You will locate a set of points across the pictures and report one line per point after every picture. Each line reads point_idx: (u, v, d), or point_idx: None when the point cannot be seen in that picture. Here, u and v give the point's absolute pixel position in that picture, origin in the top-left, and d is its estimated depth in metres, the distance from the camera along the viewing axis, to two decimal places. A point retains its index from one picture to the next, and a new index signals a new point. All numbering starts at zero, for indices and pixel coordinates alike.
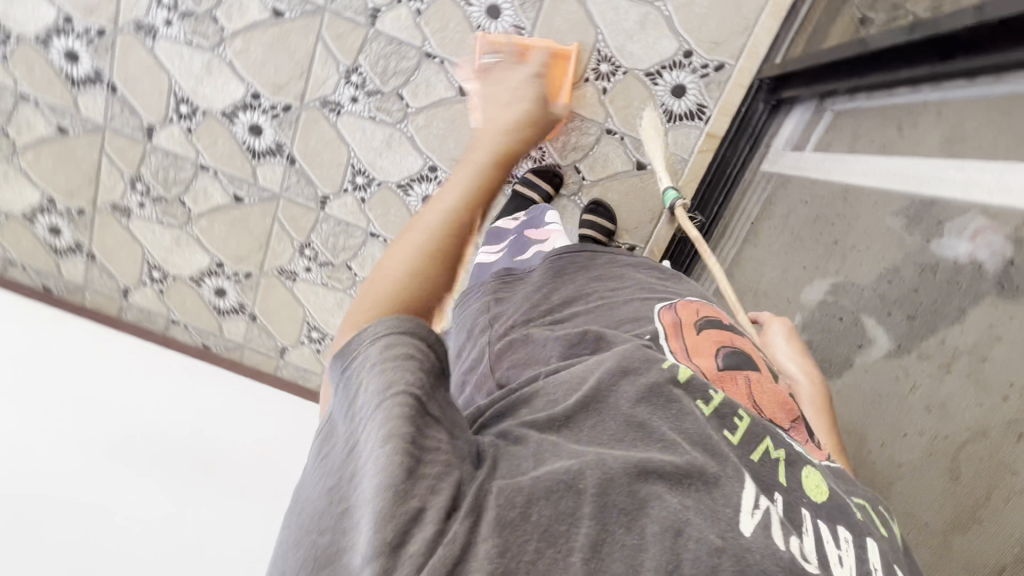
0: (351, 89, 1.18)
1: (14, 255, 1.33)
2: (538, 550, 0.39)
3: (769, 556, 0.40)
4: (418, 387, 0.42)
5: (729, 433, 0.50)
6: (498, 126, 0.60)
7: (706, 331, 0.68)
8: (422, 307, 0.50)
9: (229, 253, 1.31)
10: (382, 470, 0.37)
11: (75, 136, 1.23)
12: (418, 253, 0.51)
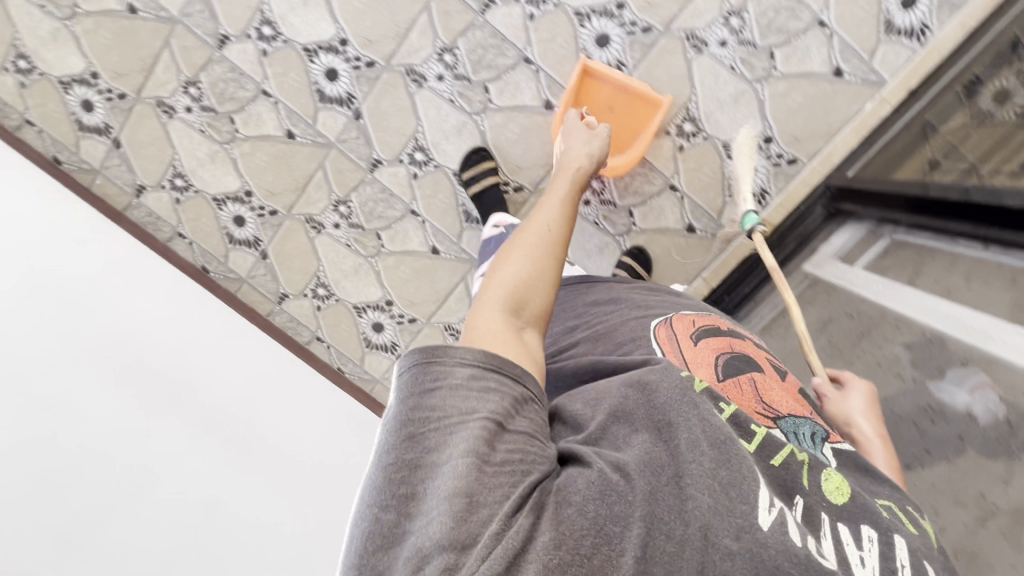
0: (440, 67, 1.16)
1: (35, 117, 1.26)
2: (595, 546, 0.41)
3: (783, 554, 0.42)
4: (499, 411, 0.46)
5: (746, 441, 0.52)
6: (576, 166, 0.74)
7: (703, 341, 0.70)
8: (546, 285, 0.57)
9: (262, 185, 1.27)
10: (460, 480, 0.41)
11: (143, 20, 1.18)
12: (536, 247, 0.59)
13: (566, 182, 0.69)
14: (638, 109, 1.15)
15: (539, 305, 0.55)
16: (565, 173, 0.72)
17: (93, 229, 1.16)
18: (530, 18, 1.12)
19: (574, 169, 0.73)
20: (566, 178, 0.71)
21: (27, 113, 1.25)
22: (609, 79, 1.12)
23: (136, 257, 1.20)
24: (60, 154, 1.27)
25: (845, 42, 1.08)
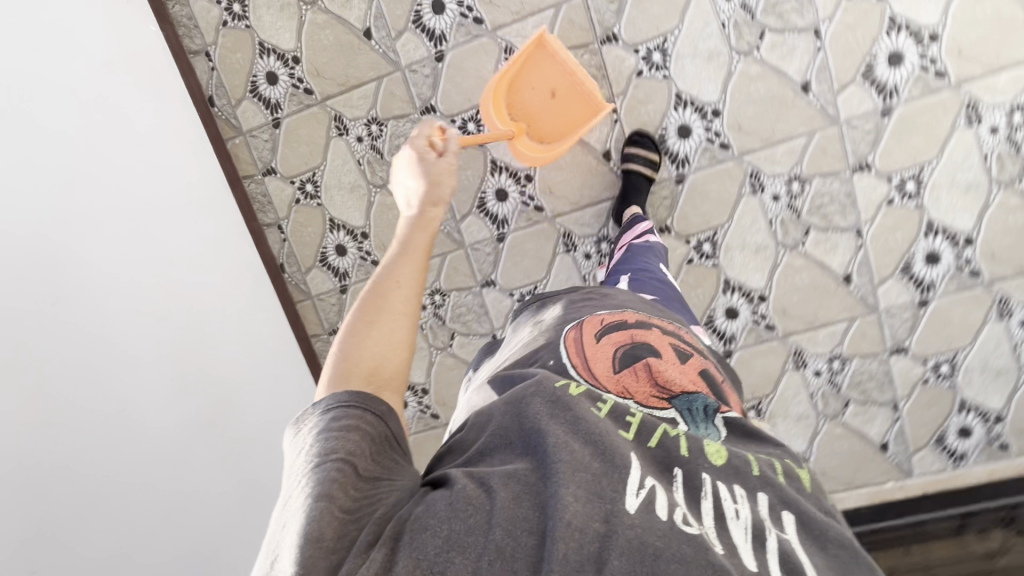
0: (593, 249, 1.24)
1: (216, 56, 1.24)
2: (447, 560, 0.44)
3: (647, 535, 0.44)
4: (350, 453, 0.53)
5: (623, 430, 0.54)
6: (422, 212, 0.78)
7: (604, 335, 0.68)
8: (387, 349, 0.65)
9: (381, 237, 1.29)
10: (303, 517, 0.48)
11: (370, 49, 1.19)
12: (378, 318, 0.67)
13: (417, 237, 0.75)
14: (581, 105, 1.12)
15: (388, 367, 0.64)
16: (410, 225, 0.77)
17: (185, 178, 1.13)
18: (689, 261, 1.20)
19: (422, 218, 0.77)
20: (412, 227, 0.76)
21: (211, 47, 1.24)
22: (559, 61, 1.09)
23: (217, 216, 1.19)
24: (218, 97, 1.26)
25: (903, 431, 1.23)
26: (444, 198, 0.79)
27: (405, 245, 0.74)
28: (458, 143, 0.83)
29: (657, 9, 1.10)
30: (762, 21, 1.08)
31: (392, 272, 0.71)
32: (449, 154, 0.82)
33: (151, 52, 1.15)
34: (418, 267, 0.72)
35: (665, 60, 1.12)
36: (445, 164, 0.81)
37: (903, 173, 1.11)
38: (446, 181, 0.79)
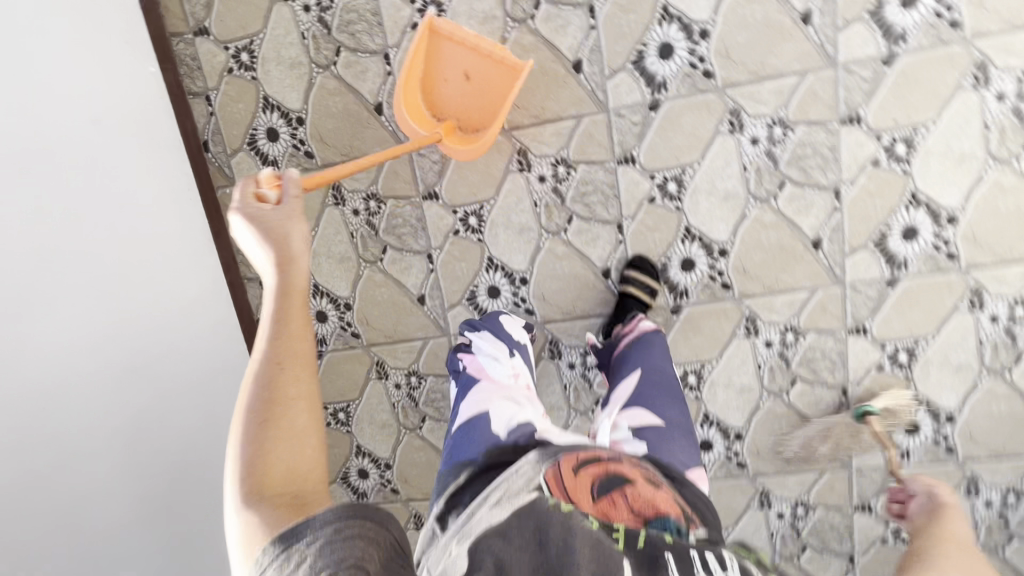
0: (578, 360, 1.21)
1: (217, 101, 1.18)
2: None
3: None
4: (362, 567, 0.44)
5: (615, 536, 0.54)
6: (284, 271, 0.57)
7: (580, 467, 0.64)
8: (304, 444, 0.51)
9: (364, 312, 1.25)
10: None
11: (379, 124, 1.14)
12: (289, 410, 0.51)
13: (290, 303, 0.55)
14: (498, 79, 1.03)
15: (308, 464, 0.51)
16: (279, 288, 0.56)
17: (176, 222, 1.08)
18: None
19: (285, 276, 0.56)
20: (279, 288, 0.56)
21: (212, 92, 1.17)
22: (456, 44, 1.01)
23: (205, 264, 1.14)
24: (213, 143, 1.20)
25: None
26: (303, 250, 0.59)
27: (280, 317, 0.54)
28: (299, 183, 0.65)
29: (680, 139, 1.06)
30: (784, 171, 1.04)
31: (273, 359, 0.53)
32: (289, 199, 0.63)
33: (150, 94, 1.08)
34: (305, 339, 0.55)
35: (679, 191, 1.08)
36: (293, 205, 0.62)
37: (897, 343, 1.09)
38: (299, 227, 0.60)
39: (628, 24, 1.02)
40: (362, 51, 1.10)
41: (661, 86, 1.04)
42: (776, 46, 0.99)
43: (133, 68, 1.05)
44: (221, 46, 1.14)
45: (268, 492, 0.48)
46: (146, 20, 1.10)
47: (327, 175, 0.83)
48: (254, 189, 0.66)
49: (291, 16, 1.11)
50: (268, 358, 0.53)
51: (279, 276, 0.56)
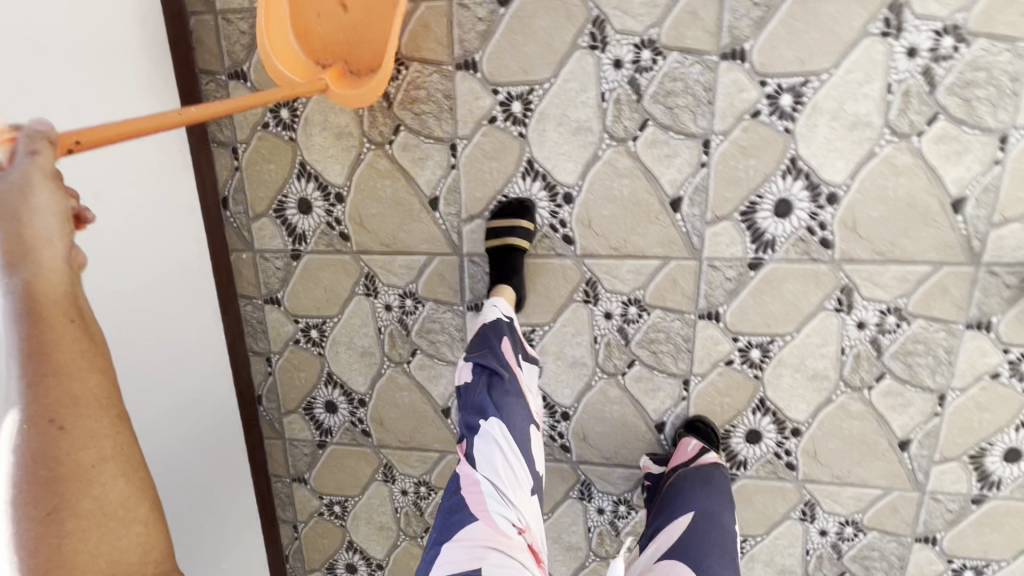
0: (609, 506, 1.09)
1: (244, 157, 1.00)
2: None
3: None
4: None
5: None
6: (23, 272, 0.43)
7: None
8: (106, 509, 0.46)
9: (379, 411, 1.11)
10: None
11: (431, 219, 0.97)
12: (80, 482, 0.44)
13: (46, 320, 0.44)
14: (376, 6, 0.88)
15: (111, 539, 0.46)
16: (18, 301, 0.43)
17: (174, 298, 0.95)
18: None
19: (21, 283, 0.43)
20: (22, 297, 0.43)
21: (240, 146, 0.99)
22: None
23: (202, 337, 1.03)
24: (234, 201, 1.03)
25: None
26: (65, 236, 0.45)
27: (36, 352, 0.43)
28: (49, 135, 0.45)
29: (776, 306, 0.91)
30: (886, 363, 0.91)
31: (36, 395, 0.43)
32: (17, 165, 0.43)
33: (164, 146, 0.92)
34: (76, 352, 0.45)
35: (762, 360, 0.95)
36: (27, 167, 0.44)
37: (966, 560, 0.99)
38: (47, 199, 0.44)
39: (745, 170, 0.86)
40: (425, 135, 0.93)
41: (768, 245, 0.89)
42: (913, 228, 0.85)
43: (149, 117, 0.89)
44: (258, 96, 0.96)
45: (73, 533, 0.44)
46: (173, 56, 0.92)
47: (127, 130, 0.57)
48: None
49: (347, 78, 0.92)
50: (37, 398, 0.44)
51: (14, 284, 0.43)
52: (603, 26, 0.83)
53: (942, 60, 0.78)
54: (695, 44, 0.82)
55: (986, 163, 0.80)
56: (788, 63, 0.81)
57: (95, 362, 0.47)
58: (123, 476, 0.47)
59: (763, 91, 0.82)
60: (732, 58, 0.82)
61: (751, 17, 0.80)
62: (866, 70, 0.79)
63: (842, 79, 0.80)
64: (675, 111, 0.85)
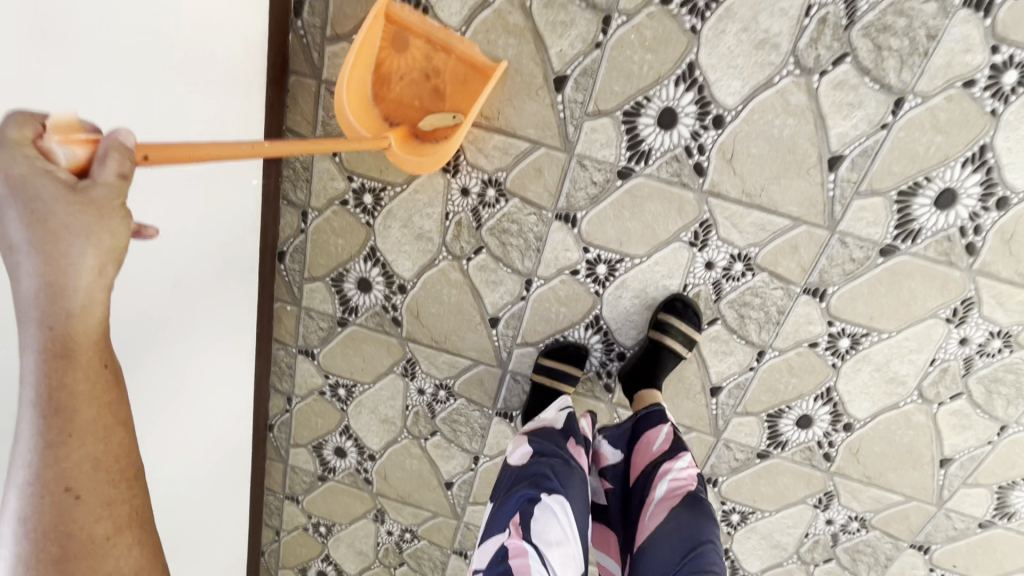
0: None
1: (313, 223, 0.97)
2: None
3: None
4: None
5: None
6: (67, 308, 0.38)
7: None
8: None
9: (386, 468, 1.18)
10: None
11: (487, 333, 1.00)
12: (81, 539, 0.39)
13: (80, 368, 0.39)
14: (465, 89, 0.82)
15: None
16: (54, 343, 0.38)
17: (222, 360, 0.93)
18: None
19: (61, 318, 0.38)
20: (56, 340, 0.38)
21: (312, 212, 0.96)
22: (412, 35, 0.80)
23: (237, 391, 1.02)
24: (290, 258, 1.00)
25: None
26: (114, 261, 0.40)
27: (62, 410, 0.38)
28: (130, 151, 0.40)
29: (767, 490, 1.03)
30: (836, 552, 1.06)
31: (57, 459, 0.38)
32: (100, 180, 0.38)
33: (241, 212, 0.87)
34: (97, 406, 0.40)
35: (738, 522, 1.08)
36: (112, 190, 0.38)
37: None
38: (111, 234, 0.39)
39: (785, 384, 0.94)
40: (504, 264, 0.93)
41: (780, 444, 0.98)
42: (901, 467, 0.96)
43: (230, 188, 0.83)
44: (344, 172, 0.92)
45: None
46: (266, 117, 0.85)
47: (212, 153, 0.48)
48: (29, 142, 0.38)
49: (443, 189, 0.90)
50: (58, 459, 0.38)
51: (54, 317, 0.37)
52: (709, 229, 0.85)
53: (985, 355, 0.86)
54: (785, 272, 0.86)
55: (982, 439, 0.92)
56: (859, 315, 0.87)
57: (117, 414, 0.41)
58: (136, 539, 0.42)
59: (828, 328, 0.88)
60: (813, 294, 0.87)
61: (844, 268, 0.84)
62: (920, 342, 0.87)
63: (897, 341, 0.87)
64: (744, 319, 0.90)
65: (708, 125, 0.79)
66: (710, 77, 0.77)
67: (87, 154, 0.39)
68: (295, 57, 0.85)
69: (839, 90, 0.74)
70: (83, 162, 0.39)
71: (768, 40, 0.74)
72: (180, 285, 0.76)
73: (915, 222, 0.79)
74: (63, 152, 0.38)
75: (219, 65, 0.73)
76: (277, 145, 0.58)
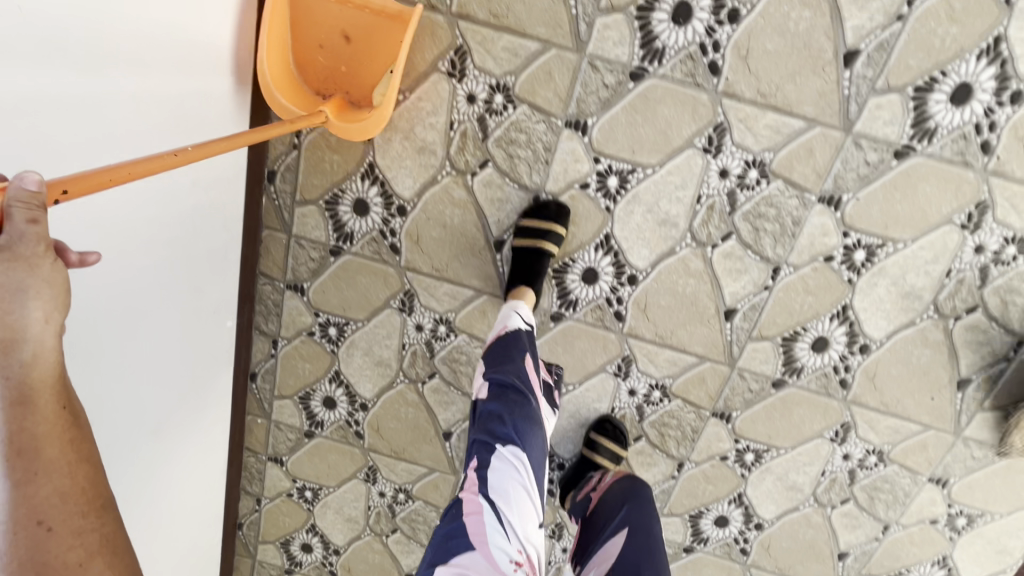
0: None
1: (283, 349, 1.07)
2: None
3: None
4: None
5: None
6: (20, 359, 0.40)
7: None
8: None
9: (350, 562, 1.26)
10: None
11: (441, 445, 1.11)
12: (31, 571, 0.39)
13: (39, 410, 0.41)
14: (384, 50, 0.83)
15: None
16: (14, 392, 0.39)
17: (165, 398, 0.83)
18: None
19: (17, 369, 0.39)
20: (15, 388, 0.39)
21: (281, 341, 1.07)
22: (328, 0, 0.81)
23: (183, 438, 0.92)
24: (262, 378, 1.11)
25: None
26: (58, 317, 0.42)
27: (20, 450, 0.39)
28: (40, 197, 0.39)
29: None
30: None
31: (25, 496, 0.39)
32: (16, 233, 0.38)
33: (190, 235, 0.80)
34: (63, 443, 0.42)
35: None
36: (32, 237, 0.39)
37: None
38: (49, 280, 0.40)
39: (703, 489, 1.07)
40: (455, 387, 1.06)
41: (702, 541, 1.11)
42: (807, 560, 1.09)
43: (173, 204, 0.74)
44: (311, 310, 1.03)
45: None
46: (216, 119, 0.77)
47: (132, 170, 0.48)
48: None
49: (400, 325, 1.02)
50: (28, 492, 0.40)
51: (9, 368, 0.39)
52: (630, 363, 0.99)
53: (865, 468, 1.00)
54: (696, 399, 1.00)
55: (871, 536, 1.06)
56: (760, 434, 1.01)
57: (81, 451, 0.43)
58: (110, 565, 0.43)
59: (735, 444, 1.03)
60: (721, 417, 1.01)
61: (744, 396, 0.99)
62: (811, 457, 1.01)
63: (793, 455, 1.02)
64: (664, 435, 1.04)
65: (625, 282, 0.93)
66: (623, 245, 0.91)
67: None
68: (266, 215, 0.97)
69: (728, 259, 0.90)
70: None
71: (668, 220, 0.89)
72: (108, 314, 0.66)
73: (797, 362, 0.95)
74: None
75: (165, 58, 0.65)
76: (203, 147, 0.59)
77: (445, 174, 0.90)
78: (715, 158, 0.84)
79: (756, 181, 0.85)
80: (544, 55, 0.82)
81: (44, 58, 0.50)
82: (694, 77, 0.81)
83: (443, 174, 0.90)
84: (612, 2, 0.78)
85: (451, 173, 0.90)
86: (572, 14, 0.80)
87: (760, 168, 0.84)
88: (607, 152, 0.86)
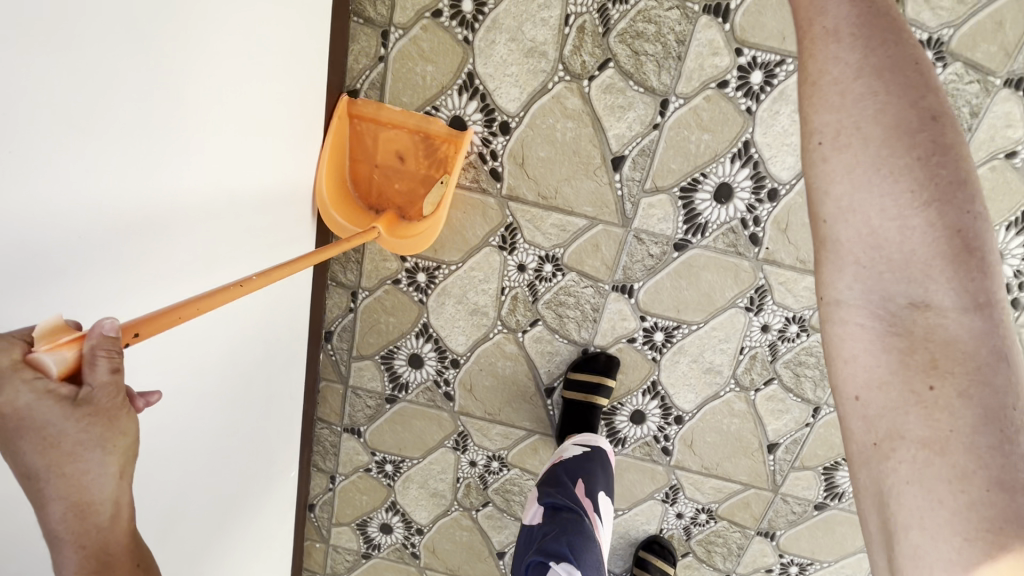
0: None
1: (340, 483, 1.12)
2: None
3: None
4: None
5: None
6: (97, 524, 0.35)
7: None
8: None
9: None
10: None
11: (495, 562, 1.16)
12: None
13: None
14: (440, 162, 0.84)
15: None
16: (90, 563, 0.35)
17: (215, 521, 0.77)
18: None
19: (93, 534, 0.35)
20: (91, 557, 0.35)
21: (339, 475, 1.11)
22: (380, 124, 0.82)
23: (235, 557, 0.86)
24: (319, 507, 1.15)
25: None
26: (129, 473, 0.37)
27: None
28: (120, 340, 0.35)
29: None
30: None
31: None
32: (97, 385, 0.34)
33: (250, 371, 0.77)
34: None
35: None
36: (111, 389, 0.35)
37: None
38: (125, 433, 0.36)
39: None
40: (508, 514, 1.10)
41: None
42: None
43: (234, 345, 0.72)
44: (368, 448, 1.08)
45: None
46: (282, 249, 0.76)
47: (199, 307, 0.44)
48: (19, 361, 0.33)
49: (454, 461, 1.06)
50: None
51: (85, 536, 0.34)
52: (677, 491, 1.03)
53: None
54: (741, 520, 1.05)
55: None
56: (804, 549, 1.05)
57: None
58: None
59: (780, 558, 1.07)
60: (765, 535, 1.05)
61: (788, 517, 1.03)
62: (854, 568, 1.06)
63: (836, 567, 1.06)
64: (711, 552, 1.08)
65: (671, 422, 0.98)
66: (670, 390, 0.95)
67: (75, 355, 0.34)
68: (324, 369, 1.01)
69: (770, 401, 0.94)
70: (73, 365, 0.34)
71: (712, 368, 0.93)
72: (163, 441, 0.60)
73: (839, 487, 1.00)
74: (52, 360, 0.33)
75: (250, 167, 0.63)
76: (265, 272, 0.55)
77: (497, 331, 0.95)
78: (757, 315, 0.89)
79: (796, 334, 0.89)
80: (591, 230, 0.86)
81: (147, 222, 0.48)
82: (735, 247, 0.85)
83: (495, 331, 0.95)
84: (656, 184, 0.82)
85: (503, 330, 0.94)
86: (618, 195, 0.83)
87: (800, 323, 0.88)
88: (654, 310, 0.90)
